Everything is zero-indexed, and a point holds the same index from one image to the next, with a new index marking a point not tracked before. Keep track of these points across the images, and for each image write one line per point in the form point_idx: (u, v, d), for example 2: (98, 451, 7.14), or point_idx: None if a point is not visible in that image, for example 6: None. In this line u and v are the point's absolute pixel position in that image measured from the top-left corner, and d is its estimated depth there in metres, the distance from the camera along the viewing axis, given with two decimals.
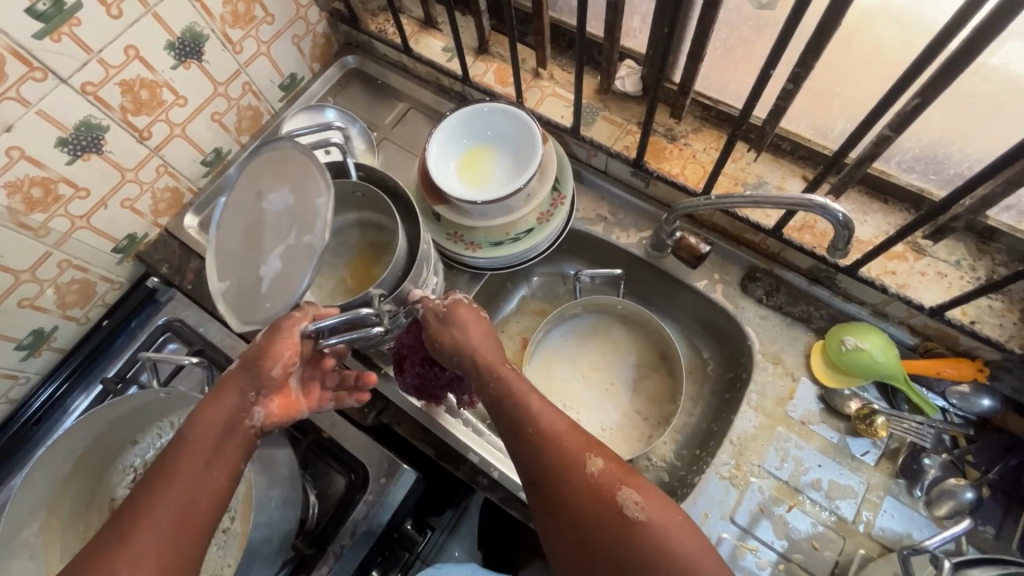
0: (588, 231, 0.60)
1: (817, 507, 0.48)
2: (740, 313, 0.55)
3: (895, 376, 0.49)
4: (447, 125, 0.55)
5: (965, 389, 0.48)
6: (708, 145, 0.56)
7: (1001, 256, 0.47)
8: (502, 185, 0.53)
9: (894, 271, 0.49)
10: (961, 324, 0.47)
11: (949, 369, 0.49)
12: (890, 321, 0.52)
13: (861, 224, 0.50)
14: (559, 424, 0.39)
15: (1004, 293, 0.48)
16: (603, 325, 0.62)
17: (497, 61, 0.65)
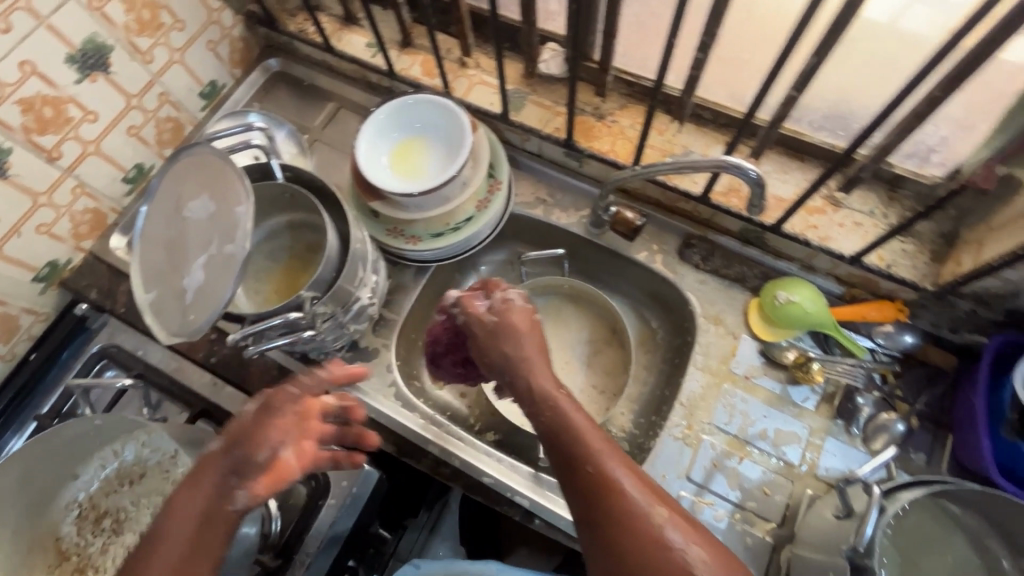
0: (529, 214, 0.61)
1: (765, 455, 0.51)
2: (680, 280, 0.57)
3: (826, 324, 0.52)
4: (374, 120, 0.54)
5: (889, 328, 0.52)
6: (633, 120, 0.57)
7: (909, 202, 0.51)
8: (436, 175, 0.53)
9: (816, 225, 0.52)
10: (879, 268, 0.50)
11: (873, 313, 0.52)
12: (818, 273, 0.55)
13: (781, 184, 0.53)
14: (614, 461, 0.37)
15: (915, 236, 0.51)
16: (554, 306, 0.63)
17: (422, 53, 0.64)
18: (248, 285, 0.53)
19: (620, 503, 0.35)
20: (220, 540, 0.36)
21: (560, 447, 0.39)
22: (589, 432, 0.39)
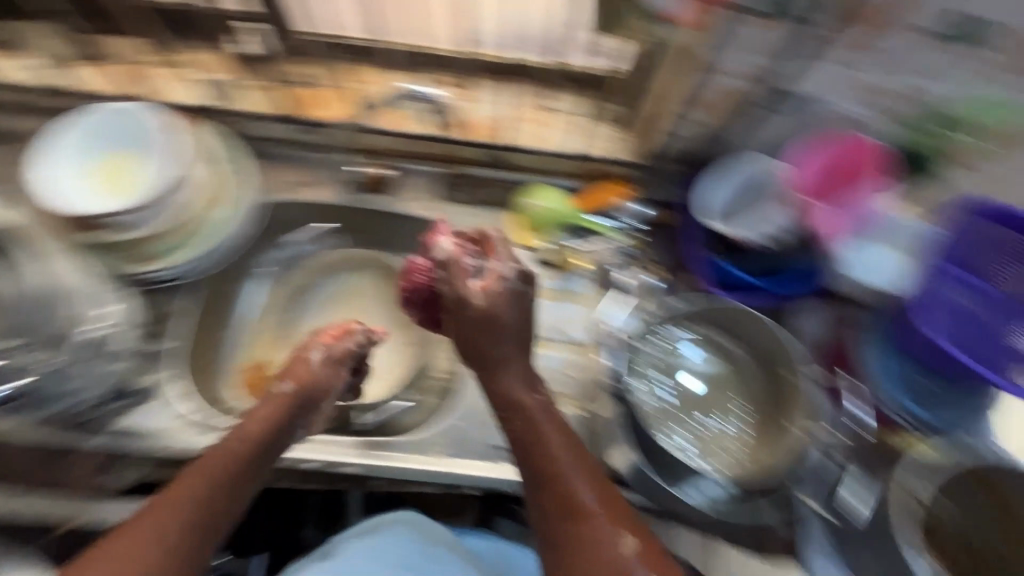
0: (282, 198, 0.61)
1: (558, 341, 0.58)
2: (448, 213, 0.63)
3: (570, 216, 0.60)
4: (64, 138, 0.52)
5: (625, 204, 0.60)
6: (354, 80, 0.64)
7: (596, 95, 0.63)
8: (145, 180, 0.51)
9: (540, 132, 0.62)
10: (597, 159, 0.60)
11: (606, 194, 0.60)
12: (554, 175, 0.62)
13: (497, 105, 0.63)
14: (583, 480, 0.38)
15: (617, 122, 0.62)
16: (347, 284, 0.66)
17: (116, 63, 0.60)
18: None
19: (588, 520, 0.36)
20: (247, 487, 0.41)
21: (532, 469, 0.39)
22: (564, 448, 0.40)
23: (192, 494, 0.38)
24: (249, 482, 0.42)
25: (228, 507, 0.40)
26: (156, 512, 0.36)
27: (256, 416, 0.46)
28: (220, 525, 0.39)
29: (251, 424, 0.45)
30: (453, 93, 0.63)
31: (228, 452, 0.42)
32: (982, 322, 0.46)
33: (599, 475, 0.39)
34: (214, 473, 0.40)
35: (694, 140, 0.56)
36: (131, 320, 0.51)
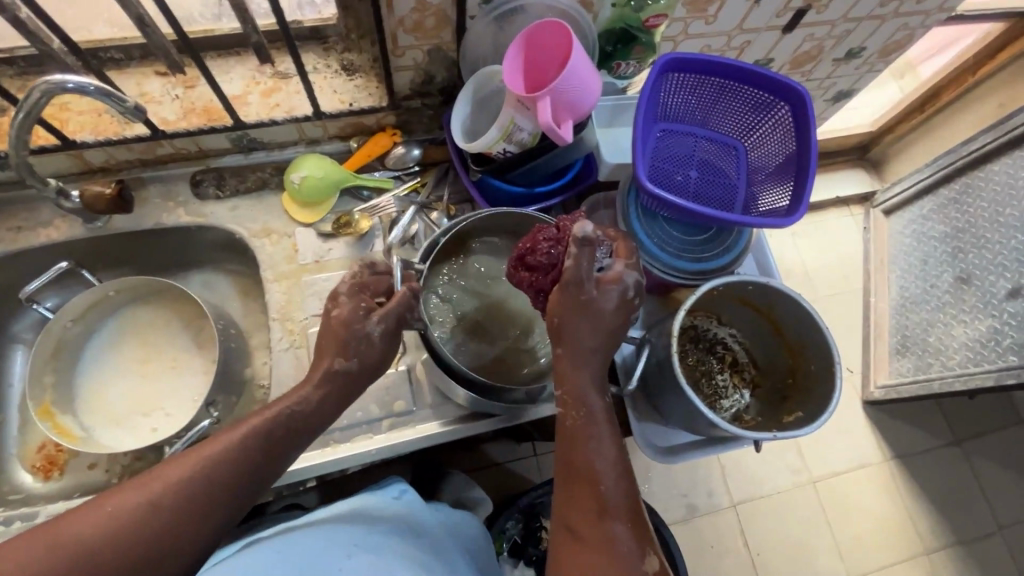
0: (16, 248, 0.89)
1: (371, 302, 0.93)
2: (217, 212, 0.95)
3: (347, 176, 0.95)
4: None
5: (400, 149, 0.97)
6: (96, 113, 0.88)
7: (338, 49, 0.93)
8: None
9: (279, 104, 0.91)
10: (345, 109, 0.92)
11: (376, 146, 0.97)
12: (320, 142, 0.99)
13: (190, 89, 0.90)
14: (611, 482, 0.58)
15: (355, 76, 0.93)
16: (123, 339, 0.94)
17: None
18: None
19: (603, 515, 0.56)
20: (284, 453, 0.62)
21: (577, 438, 0.60)
22: (594, 446, 0.60)
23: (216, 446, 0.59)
24: (283, 454, 0.62)
25: (236, 479, 0.58)
26: (200, 453, 0.58)
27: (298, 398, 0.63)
28: (260, 474, 0.60)
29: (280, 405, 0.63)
30: (181, 84, 0.90)
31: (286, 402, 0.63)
32: (724, 169, 0.87)
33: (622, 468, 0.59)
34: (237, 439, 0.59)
35: (412, 74, 0.88)
36: None
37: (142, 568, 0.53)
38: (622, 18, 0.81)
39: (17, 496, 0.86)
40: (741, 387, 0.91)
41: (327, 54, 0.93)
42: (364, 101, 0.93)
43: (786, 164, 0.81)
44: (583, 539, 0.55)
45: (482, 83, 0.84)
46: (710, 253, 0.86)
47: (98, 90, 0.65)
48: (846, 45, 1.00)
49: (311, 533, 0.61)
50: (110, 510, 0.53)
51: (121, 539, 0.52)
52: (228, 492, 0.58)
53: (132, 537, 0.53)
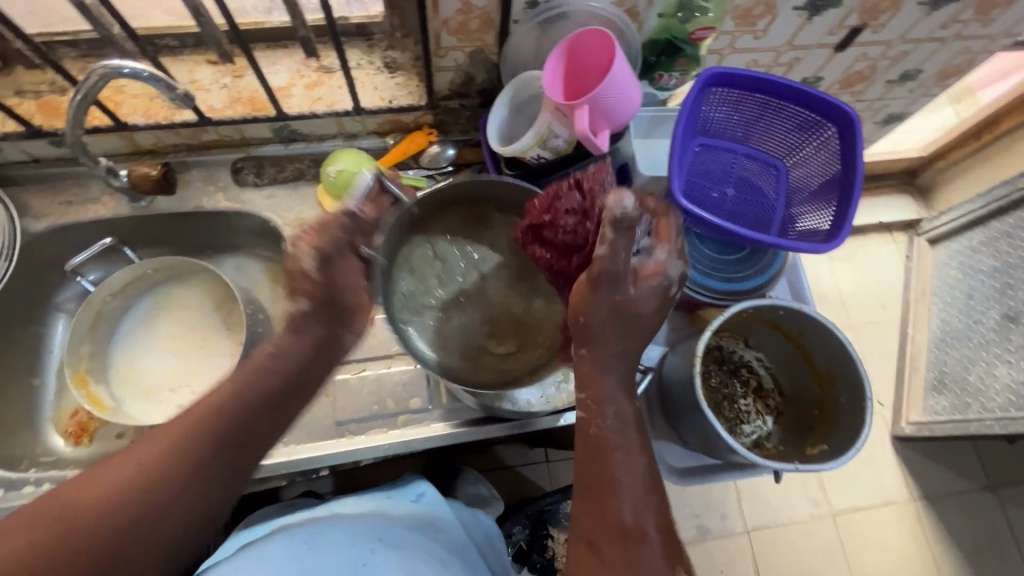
0: (65, 221, 0.94)
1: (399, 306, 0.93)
2: (254, 199, 0.98)
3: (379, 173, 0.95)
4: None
5: (435, 148, 0.98)
6: (146, 96, 0.92)
7: (382, 47, 0.94)
8: None
9: (321, 98, 0.93)
10: (384, 106, 0.93)
11: (411, 145, 0.97)
12: (358, 137, 1.00)
13: (237, 78, 0.93)
14: (638, 497, 0.57)
15: (397, 74, 0.95)
16: (158, 316, 0.98)
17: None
18: None
19: (625, 529, 0.56)
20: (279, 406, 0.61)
21: (601, 452, 0.59)
22: (619, 458, 0.58)
23: (200, 408, 0.57)
24: (280, 410, 0.61)
25: (235, 438, 0.57)
26: (184, 421, 0.56)
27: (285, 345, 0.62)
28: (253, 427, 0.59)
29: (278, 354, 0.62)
30: (229, 72, 0.93)
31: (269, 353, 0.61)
32: (763, 187, 0.86)
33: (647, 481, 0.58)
34: (236, 388, 0.58)
35: (453, 75, 0.89)
36: None
37: (157, 534, 0.53)
38: (668, 28, 0.79)
39: (48, 457, 0.91)
40: (764, 414, 0.88)
41: (370, 51, 0.94)
42: (403, 99, 0.94)
43: (828, 186, 0.79)
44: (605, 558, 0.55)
45: (521, 87, 0.84)
46: (740, 273, 0.87)
47: (141, 71, 0.67)
48: (903, 66, 0.96)
49: (335, 529, 0.69)
50: (108, 486, 0.52)
51: (120, 513, 0.52)
52: (227, 449, 0.57)
53: (127, 504, 0.52)
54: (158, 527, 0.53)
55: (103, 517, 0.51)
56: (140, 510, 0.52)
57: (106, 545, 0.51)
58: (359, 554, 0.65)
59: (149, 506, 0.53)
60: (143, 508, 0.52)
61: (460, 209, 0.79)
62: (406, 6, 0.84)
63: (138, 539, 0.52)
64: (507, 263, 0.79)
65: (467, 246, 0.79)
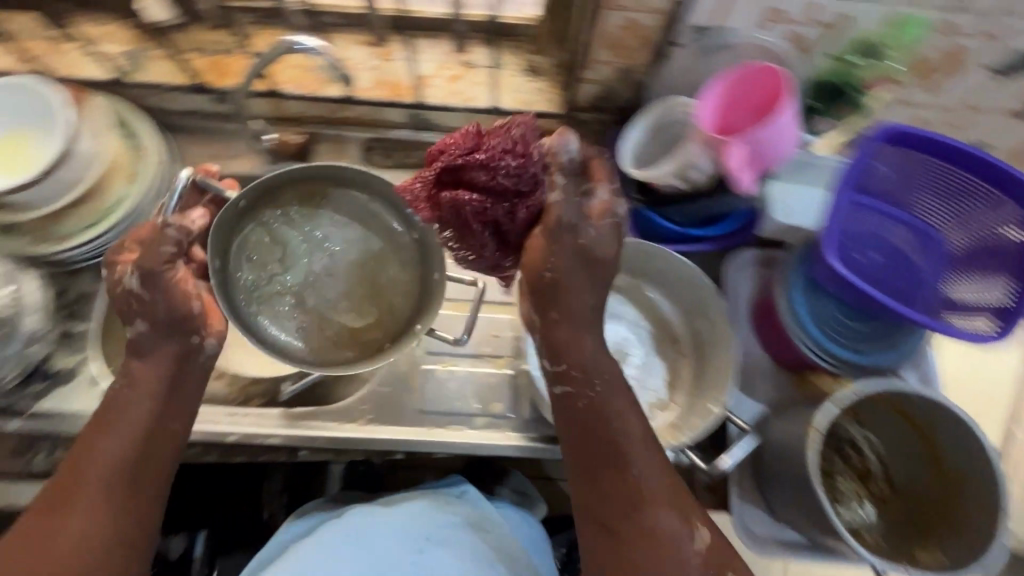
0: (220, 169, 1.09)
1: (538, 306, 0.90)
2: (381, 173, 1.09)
3: None
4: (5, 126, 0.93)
5: None
6: (304, 67, 1.04)
7: (530, 51, 1.03)
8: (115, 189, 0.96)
9: (459, 89, 1.02)
10: (520, 107, 1.02)
11: None
12: None
13: (389, 61, 1.03)
14: (648, 471, 0.72)
15: (536, 79, 1.03)
16: None
17: (166, 66, 1.02)
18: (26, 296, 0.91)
19: (645, 503, 0.71)
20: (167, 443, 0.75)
21: (610, 446, 0.73)
22: (626, 442, 0.73)
23: (100, 439, 0.72)
24: (169, 421, 0.76)
25: (139, 460, 0.72)
26: (62, 506, 0.69)
27: (126, 399, 0.74)
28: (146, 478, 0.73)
29: (137, 402, 0.74)
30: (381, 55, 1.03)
31: (140, 394, 0.74)
32: (911, 257, 0.86)
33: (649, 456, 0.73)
34: (104, 463, 0.71)
35: (597, 86, 0.97)
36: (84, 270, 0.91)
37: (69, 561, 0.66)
38: (840, 72, 0.86)
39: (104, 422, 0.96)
40: (867, 501, 0.90)
41: (518, 53, 1.03)
42: (539, 104, 1.02)
43: (992, 251, 0.82)
44: (624, 531, 0.70)
45: (665, 113, 0.97)
46: (868, 345, 0.91)
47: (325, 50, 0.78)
48: None
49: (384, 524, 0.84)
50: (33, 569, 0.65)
51: (76, 536, 0.68)
52: (121, 473, 0.71)
53: (75, 523, 0.68)
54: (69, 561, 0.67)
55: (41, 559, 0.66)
56: (66, 552, 0.67)
57: (59, 563, 0.66)
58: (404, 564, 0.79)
59: (56, 545, 0.67)
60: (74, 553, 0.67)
61: (295, 191, 0.93)
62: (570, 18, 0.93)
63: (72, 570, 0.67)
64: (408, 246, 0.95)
65: (308, 227, 0.95)
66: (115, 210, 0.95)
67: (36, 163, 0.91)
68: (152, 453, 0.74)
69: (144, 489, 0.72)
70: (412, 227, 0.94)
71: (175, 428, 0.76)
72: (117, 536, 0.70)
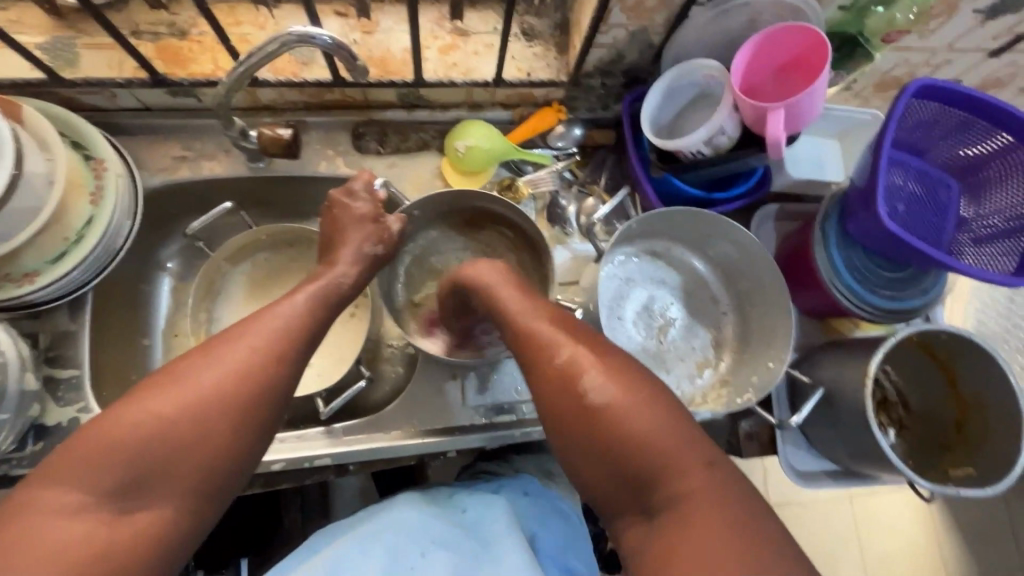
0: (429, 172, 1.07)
1: (775, 398, 0.83)
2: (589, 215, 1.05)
3: None
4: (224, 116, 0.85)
5: None
6: (583, 89, 0.86)
7: (815, 143, 0.90)
8: None
9: None
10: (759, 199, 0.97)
11: None
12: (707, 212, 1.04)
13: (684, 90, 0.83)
14: (645, 430, 0.51)
15: None
16: None
17: (422, 26, 0.82)
18: (245, 271, 0.90)
19: (670, 473, 0.49)
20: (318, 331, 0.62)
21: (567, 416, 0.53)
22: (574, 405, 0.53)
23: (261, 327, 0.57)
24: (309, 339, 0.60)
25: (286, 336, 0.58)
26: (232, 337, 0.56)
27: (326, 283, 0.66)
28: (283, 349, 0.57)
29: (304, 295, 0.63)
30: None
31: (317, 301, 0.64)
32: None
33: (613, 411, 0.51)
34: (278, 329, 0.58)
35: None
36: (299, 246, 0.90)
37: (153, 439, 0.50)
38: None
39: None
40: None
41: None
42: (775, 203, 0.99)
43: None
44: (619, 453, 0.51)
45: None
46: None
47: (668, 145, 0.75)
48: None
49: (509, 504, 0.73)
50: (140, 407, 0.50)
51: (203, 386, 0.52)
52: (286, 355, 0.57)
53: (233, 389, 0.53)
54: (152, 486, 0.50)
55: (181, 388, 0.52)
56: (205, 384, 0.52)
57: (189, 449, 0.51)
58: (411, 557, 0.63)
59: (182, 461, 0.50)
60: (203, 418, 0.51)
61: (662, 222, 0.82)
62: (848, 141, 0.89)
63: (273, 346, 0.57)
64: (701, 283, 0.89)
65: (667, 252, 0.88)
66: (291, 174, 0.84)
67: (249, 103, 0.83)
68: (302, 357, 0.59)
69: (279, 383, 0.56)
70: (704, 289, 0.89)
71: (299, 353, 0.58)
72: (233, 443, 0.53)
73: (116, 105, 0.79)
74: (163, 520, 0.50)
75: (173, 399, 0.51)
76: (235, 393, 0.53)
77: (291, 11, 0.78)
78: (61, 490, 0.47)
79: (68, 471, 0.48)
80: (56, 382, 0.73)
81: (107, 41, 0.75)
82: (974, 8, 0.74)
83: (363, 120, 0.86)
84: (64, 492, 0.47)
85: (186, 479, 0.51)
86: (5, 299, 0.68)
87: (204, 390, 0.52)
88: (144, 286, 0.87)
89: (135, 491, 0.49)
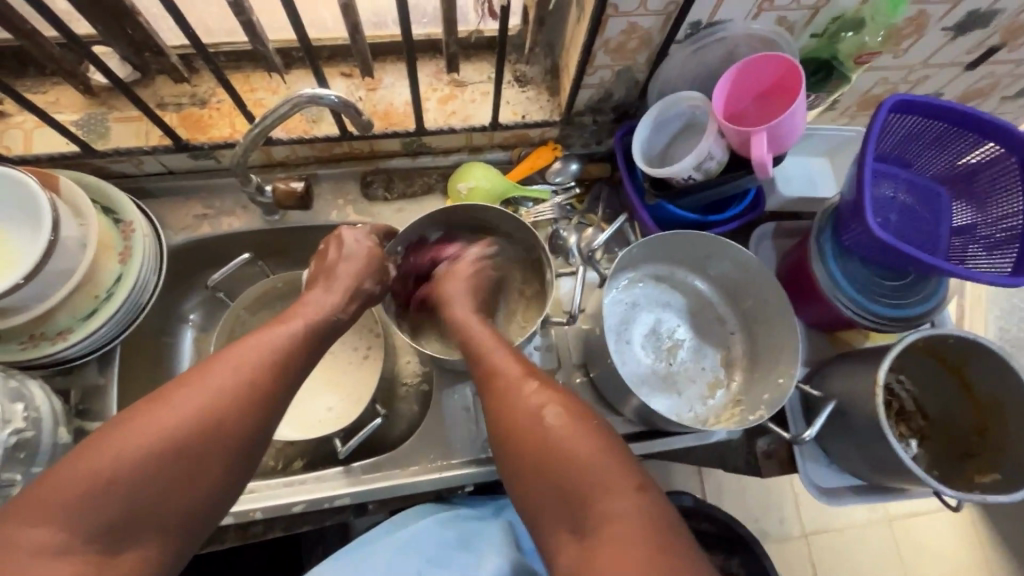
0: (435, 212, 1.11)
1: (790, 413, 0.83)
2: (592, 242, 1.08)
3: None
4: None
5: None
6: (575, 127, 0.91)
7: (805, 161, 0.93)
8: None
9: None
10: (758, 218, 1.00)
11: None
12: None
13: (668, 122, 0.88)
14: (574, 445, 0.53)
15: None
16: None
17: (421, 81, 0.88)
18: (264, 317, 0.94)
19: (597, 490, 0.51)
20: (310, 356, 0.65)
21: (519, 437, 0.56)
22: (518, 455, 0.56)
23: (255, 360, 0.59)
24: (300, 367, 0.63)
25: (276, 371, 0.59)
26: (228, 368, 0.57)
27: (323, 314, 0.69)
28: (277, 380, 0.59)
29: (294, 326, 0.65)
30: None
31: (314, 336, 0.66)
32: None
33: (554, 440, 0.54)
34: (272, 363, 0.60)
35: None
36: None
37: (141, 475, 0.50)
38: None
39: None
40: None
41: None
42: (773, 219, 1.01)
43: None
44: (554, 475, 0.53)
45: None
46: None
47: (659, 172, 0.78)
48: None
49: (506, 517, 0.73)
50: (136, 433, 0.51)
51: (197, 420, 0.53)
52: (276, 390, 0.59)
53: (227, 422, 0.55)
54: (140, 520, 0.50)
55: (173, 421, 0.52)
56: (201, 412, 0.54)
57: (181, 479, 0.52)
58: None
59: (168, 498, 0.51)
60: (196, 452, 0.52)
61: (663, 246, 0.85)
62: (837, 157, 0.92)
63: (267, 376, 0.59)
64: (706, 304, 0.90)
65: (671, 276, 0.90)
66: (305, 224, 0.89)
67: (264, 160, 0.88)
68: (291, 391, 0.61)
69: (269, 421, 0.58)
70: (711, 309, 0.90)
71: (290, 381, 0.61)
72: (217, 481, 0.54)
73: (143, 171, 0.85)
74: (147, 559, 0.50)
75: (166, 432, 0.52)
76: (226, 430, 0.54)
77: (301, 76, 0.85)
78: (42, 528, 0.47)
79: (55, 500, 0.47)
80: (87, 435, 0.76)
81: (134, 114, 0.82)
82: (943, 25, 0.78)
83: (370, 169, 0.91)
84: (51, 530, 0.47)
85: (169, 516, 0.51)
86: (39, 358, 0.72)
87: (194, 423, 0.53)
88: (167, 339, 0.90)
89: (125, 525, 0.49)
